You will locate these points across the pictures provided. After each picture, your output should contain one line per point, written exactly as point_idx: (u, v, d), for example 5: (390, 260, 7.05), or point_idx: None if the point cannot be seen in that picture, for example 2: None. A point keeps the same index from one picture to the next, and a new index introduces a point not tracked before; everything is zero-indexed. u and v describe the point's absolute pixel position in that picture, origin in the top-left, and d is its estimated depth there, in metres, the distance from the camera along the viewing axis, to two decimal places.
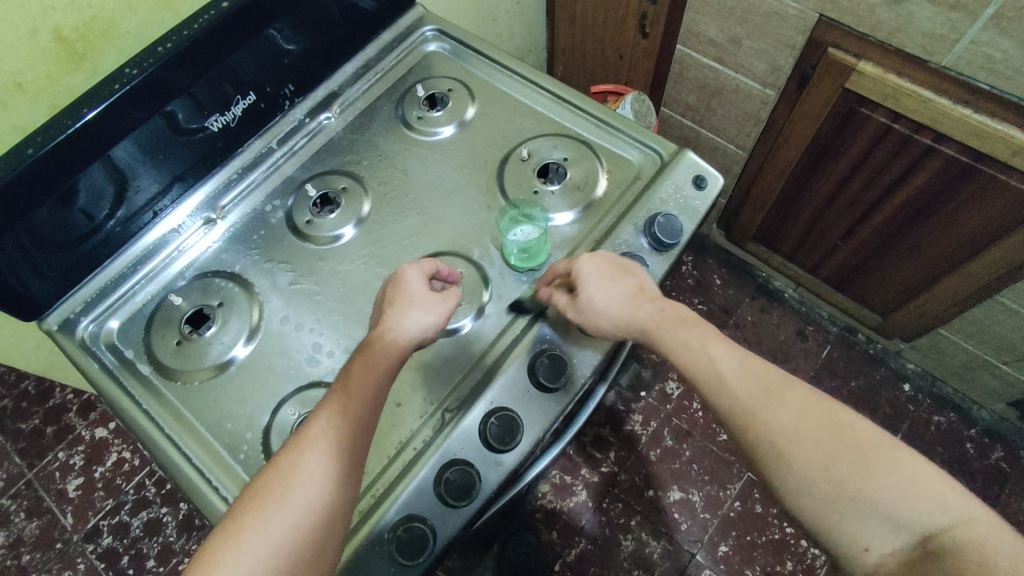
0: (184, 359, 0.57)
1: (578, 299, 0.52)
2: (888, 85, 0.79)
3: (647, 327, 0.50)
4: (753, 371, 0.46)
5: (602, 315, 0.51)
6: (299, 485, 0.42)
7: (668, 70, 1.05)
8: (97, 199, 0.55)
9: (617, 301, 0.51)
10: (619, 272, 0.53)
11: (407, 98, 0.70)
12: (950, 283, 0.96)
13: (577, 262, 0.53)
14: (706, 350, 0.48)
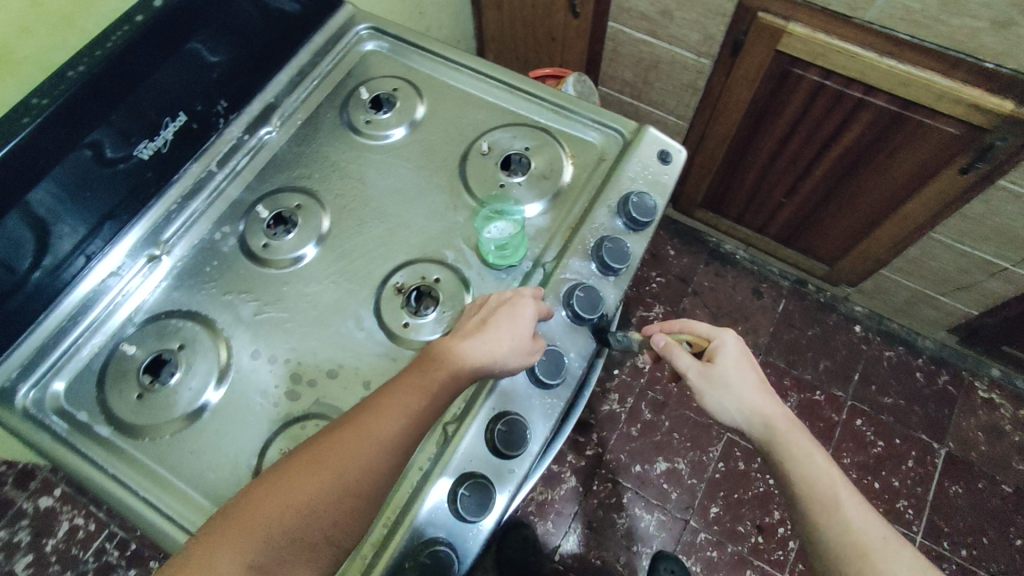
0: (149, 413, 0.52)
1: (711, 368, 0.57)
2: (817, 44, 0.81)
3: (772, 427, 0.55)
4: (869, 514, 0.49)
5: (729, 396, 0.56)
6: (321, 482, 0.41)
7: (602, 48, 1.05)
8: (17, 253, 0.48)
9: (749, 389, 0.56)
10: (754, 367, 0.58)
11: (351, 102, 0.66)
12: (889, 227, 1.02)
13: (722, 335, 0.58)
14: (822, 466, 0.52)
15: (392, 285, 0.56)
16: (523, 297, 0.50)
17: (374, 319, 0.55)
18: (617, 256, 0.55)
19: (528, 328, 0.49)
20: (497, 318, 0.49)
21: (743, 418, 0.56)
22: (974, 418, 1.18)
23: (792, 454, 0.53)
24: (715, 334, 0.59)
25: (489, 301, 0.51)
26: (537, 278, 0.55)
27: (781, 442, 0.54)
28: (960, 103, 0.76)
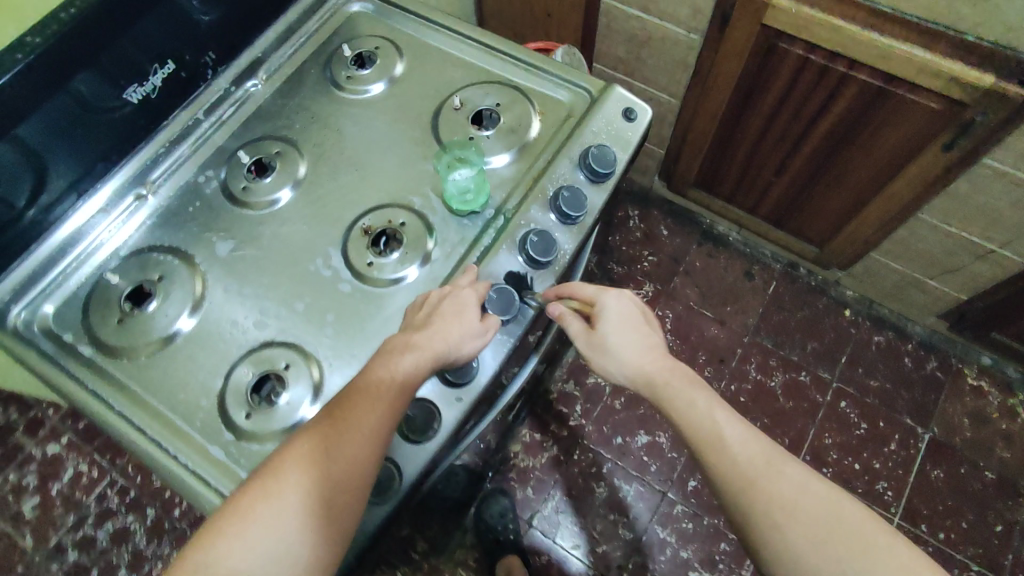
0: (128, 336, 0.56)
1: (594, 333, 0.56)
2: (801, 18, 0.82)
3: (653, 381, 0.54)
4: (753, 442, 0.50)
5: (614, 358, 0.56)
6: (338, 449, 0.44)
7: (596, 24, 1.07)
8: (14, 185, 0.52)
9: (633, 349, 0.55)
10: (641, 326, 0.57)
11: (334, 59, 0.69)
12: (876, 207, 1.02)
13: (603, 298, 0.57)
14: (704, 407, 0.52)
15: (360, 227, 0.59)
16: (461, 288, 0.53)
17: (341, 258, 0.58)
18: (574, 206, 0.57)
19: (475, 312, 0.52)
20: (443, 308, 0.51)
21: (630, 377, 0.56)
22: (960, 403, 1.17)
23: (676, 402, 0.53)
24: (599, 297, 0.57)
25: (432, 298, 0.53)
26: (496, 225, 0.58)
27: (681, 399, 0.53)
28: (939, 75, 0.77)
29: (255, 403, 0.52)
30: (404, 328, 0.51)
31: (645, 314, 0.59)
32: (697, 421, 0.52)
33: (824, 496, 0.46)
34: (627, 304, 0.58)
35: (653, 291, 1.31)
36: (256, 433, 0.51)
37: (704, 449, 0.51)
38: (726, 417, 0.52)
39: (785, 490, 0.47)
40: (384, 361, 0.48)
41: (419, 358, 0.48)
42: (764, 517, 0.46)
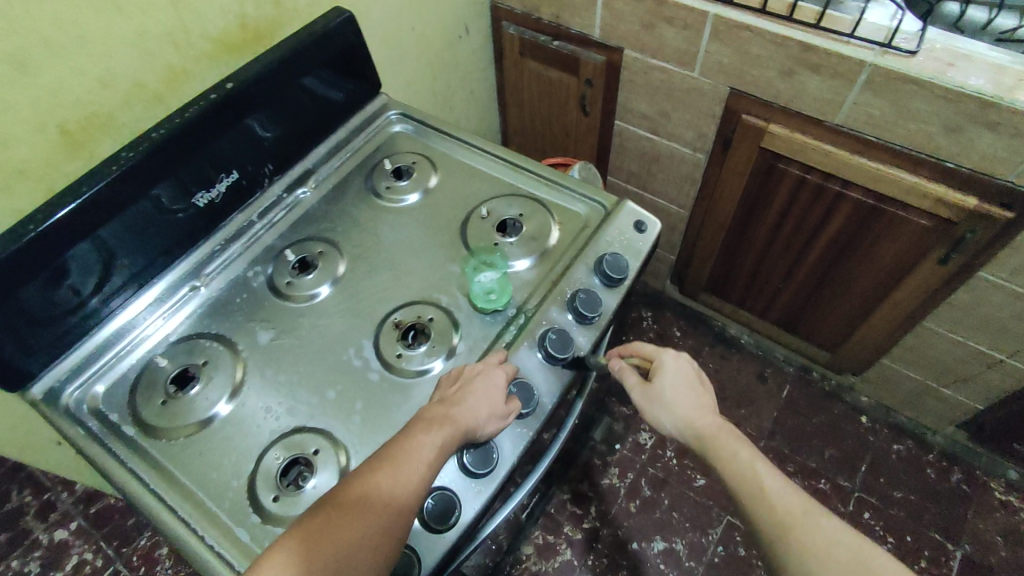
0: (169, 417, 0.59)
1: (650, 385, 0.61)
2: (795, 142, 0.91)
3: (705, 435, 0.56)
4: (793, 494, 0.50)
5: (667, 409, 0.59)
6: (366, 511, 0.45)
7: (610, 143, 1.18)
8: (86, 275, 0.60)
9: (686, 403, 0.59)
10: (697, 385, 0.61)
11: (376, 172, 0.78)
12: (883, 314, 1.06)
13: (662, 355, 0.63)
14: (744, 458, 0.53)
15: (391, 321, 0.64)
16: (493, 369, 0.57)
17: (372, 349, 0.63)
18: (589, 307, 0.62)
19: (503, 394, 0.56)
20: (474, 387, 0.55)
21: (681, 431, 0.58)
22: (990, 519, 1.13)
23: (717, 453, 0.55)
24: (657, 355, 0.63)
25: (466, 373, 0.57)
26: (518, 322, 0.63)
27: (724, 451, 0.54)
28: (927, 196, 0.84)
29: (283, 485, 0.55)
30: (434, 401, 0.55)
31: (702, 378, 0.63)
32: (740, 472, 0.52)
33: (868, 555, 0.45)
34: (682, 361, 0.63)
35: None
36: (281, 517, 0.53)
37: (746, 497, 0.51)
38: (770, 471, 0.52)
39: (823, 543, 0.46)
40: (418, 428, 0.51)
41: (446, 434, 0.51)
42: (799, 563, 0.46)
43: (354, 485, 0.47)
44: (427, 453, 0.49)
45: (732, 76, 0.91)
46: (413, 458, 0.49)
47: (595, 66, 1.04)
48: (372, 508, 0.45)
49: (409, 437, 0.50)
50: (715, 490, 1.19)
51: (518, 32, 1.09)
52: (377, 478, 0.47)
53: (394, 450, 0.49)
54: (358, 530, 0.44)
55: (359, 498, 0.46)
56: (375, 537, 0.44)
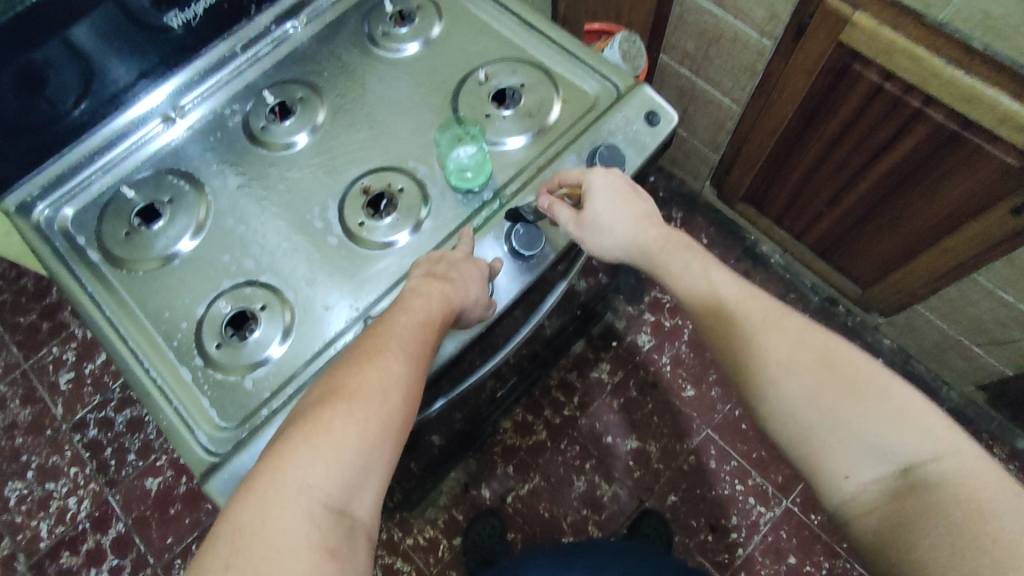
0: (132, 249, 0.59)
1: (584, 215, 0.55)
2: (880, 40, 0.75)
3: (649, 249, 0.58)
4: (749, 297, 0.52)
5: (606, 232, 0.57)
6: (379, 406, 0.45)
7: (669, 13, 1.01)
8: (64, 90, 0.57)
9: (624, 223, 0.56)
10: (630, 194, 0.56)
11: (375, 13, 0.69)
12: (929, 260, 0.95)
13: (590, 175, 0.55)
14: (698, 270, 0.55)
15: (359, 186, 0.60)
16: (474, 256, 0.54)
17: (336, 212, 0.59)
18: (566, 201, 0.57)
19: (481, 283, 0.53)
20: (462, 270, 0.53)
21: (625, 248, 0.58)
22: None
23: (669, 268, 0.56)
24: (584, 178, 0.56)
25: (449, 256, 0.54)
26: (491, 207, 0.57)
27: (674, 267, 0.56)
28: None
29: (227, 335, 0.55)
30: (420, 277, 0.52)
31: (633, 182, 0.57)
32: (694, 284, 0.55)
33: (824, 345, 0.47)
34: (610, 171, 0.56)
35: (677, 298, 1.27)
36: (222, 364, 0.54)
37: (705, 312, 0.54)
38: (723, 276, 0.55)
39: (784, 348, 0.48)
40: (414, 299, 0.50)
41: (444, 311, 0.50)
42: (766, 374, 0.49)
43: (358, 371, 0.46)
44: (422, 329, 0.49)
45: None
46: (414, 345, 0.48)
47: None
48: (380, 392, 0.45)
49: (400, 310, 0.50)
50: (702, 403, 1.18)
51: None
52: (381, 364, 0.46)
53: (394, 337, 0.48)
54: (368, 414, 0.44)
55: (366, 384, 0.45)
56: (385, 422, 0.44)
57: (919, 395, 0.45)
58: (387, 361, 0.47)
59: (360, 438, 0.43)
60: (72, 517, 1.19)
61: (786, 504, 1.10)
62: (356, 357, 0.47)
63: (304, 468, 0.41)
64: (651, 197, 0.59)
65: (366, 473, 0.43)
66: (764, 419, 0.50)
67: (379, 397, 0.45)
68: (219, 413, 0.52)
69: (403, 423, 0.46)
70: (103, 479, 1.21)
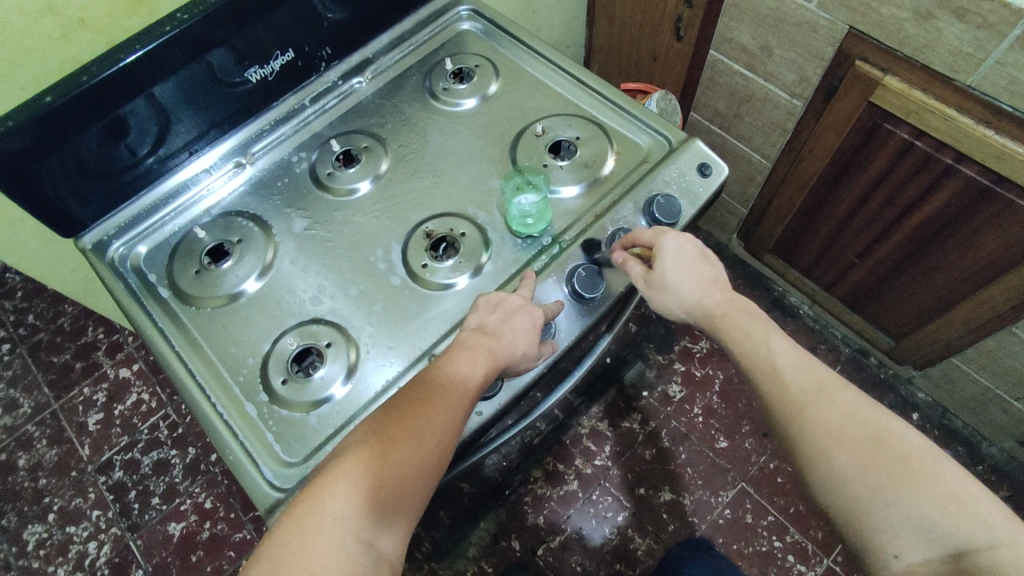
0: (201, 287, 0.61)
1: (654, 272, 0.57)
2: (912, 101, 0.79)
3: (713, 313, 0.57)
4: (805, 367, 0.53)
5: (672, 294, 0.58)
6: (417, 444, 0.46)
7: (700, 75, 1.07)
8: (142, 136, 0.61)
9: (690, 285, 0.58)
10: (698, 259, 0.59)
11: (436, 71, 0.73)
12: (964, 311, 0.96)
13: (661, 240, 0.57)
14: (759, 341, 0.55)
15: (422, 230, 0.62)
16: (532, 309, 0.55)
17: (399, 254, 0.62)
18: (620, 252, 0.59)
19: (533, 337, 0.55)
20: (513, 322, 0.54)
21: (690, 312, 0.59)
22: None
23: (731, 337, 0.56)
24: (657, 240, 0.57)
25: (506, 304, 0.55)
26: (551, 251, 0.60)
27: (736, 336, 0.56)
28: None
29: (293, 371, 0.56)
30: (473, 328, 0.54)
31: (703, 249, 0.60)
32: (753, 353, 0.55)
33: (875, 421, 0.48)
34: (681, 235, 0.58)
35: (707, 348, 1.28)
36: (287, 400, 0.55)
37: (759, 377, 0.54)
38: (783, 345, 0.54)
39: (834, 421, 0.49)
40: (460, 351, 0.52)
41: (489, 366, 0.51)
42: (816, 443, 0.49)
43: (396, 414, 0.48)
44: (470, 379, 0.50)
45: (855, 12, 0.79)
46: (456, 388, 0.50)
47: None
48: (416, 436, 0.47)
49: (447, 362, 0.51)
50: (736, 455, 1.16)
51: None
52: (420, 408, 0.48)
53: (436, 383, 0.50)
54: (404, 457, 0.45)
55: (405, 425, 0.47)
56: (418, 464, 0.46)
57: (976, 480, 0.45)
58: (426, 408, 0.48)
59: (392, 478, 0.44)
60: (91, 562, 1.16)
61: (828, 563, 1.07)
62: (396, 401, 0.49)
63: (338, 500, 0.42)
64: (716, 265, 0.60)
65: (394, 513, 0.43)
66: (811, 489, 0.49)
67: (416, 441, 0.46)
68: (284, 448, 0.53)
69: (436, 467, 0.47)
70: (125, 524, 1.19)
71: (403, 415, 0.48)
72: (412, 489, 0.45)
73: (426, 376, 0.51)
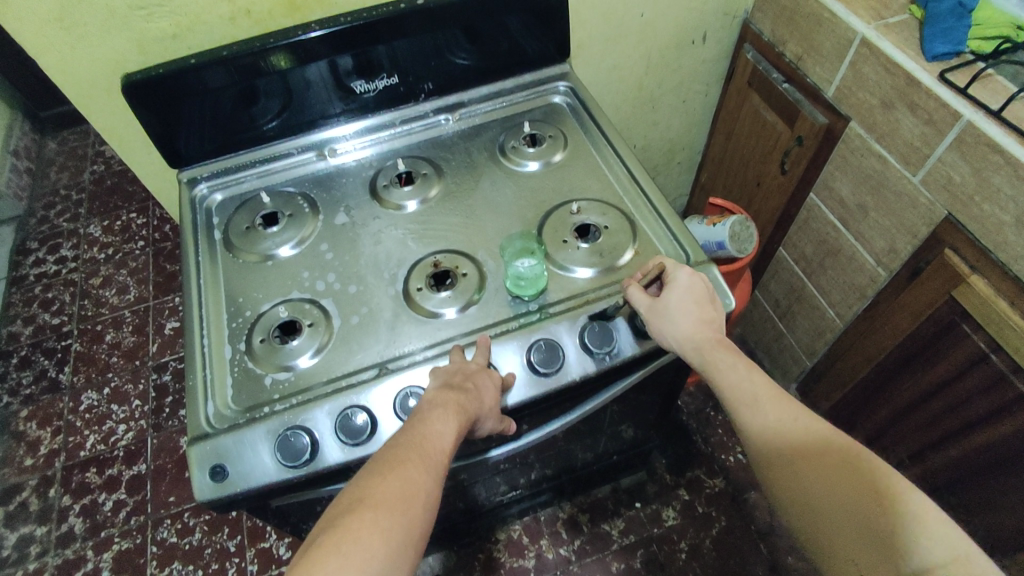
0: (244, 240, 0.71)
1: (659, 301, 0.58)
2: (993, 310, 0.72)
3: (704, 349, 0.56)
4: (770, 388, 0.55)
5: (672, 327, 0.57)
6: (402, 508, 0.44)
7: (796, 213, 1.04)
8: (266, 110, 0.74)
9: (691, 319, 0.58)
10: (706, 299, 0.59)
11: (514, 130, 0.80)
12: (1010, 565, 0.83)
13: (677, 270, 0.60)
14: (733, 368, 0.56)
15: (432, 259, 0.67)
16: (489, 371, 0.57)
17: (405, 273, 0.67)
18: (598, 342, 0.59)
19: (495, 398, 0.56)
20: (478, 380, 0.55)
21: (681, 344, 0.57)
22: None
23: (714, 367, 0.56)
24: (672, 269, 0.60)
25: (467, 367, 0.57)
26: (531, 316, 0.62)
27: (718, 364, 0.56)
28: None
29: (272, 335, 0.63)
30: (438, 387, 0.54)
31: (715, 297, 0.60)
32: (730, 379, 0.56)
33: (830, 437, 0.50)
34: (699, 275, 0.60)
35: (720, 487, 1.19)
36: (258, 357, 0.62)
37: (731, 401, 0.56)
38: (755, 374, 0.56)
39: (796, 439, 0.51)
40: (433, 413, 0.51)
41: (460, 420, 0.51)
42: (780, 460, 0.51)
43: (381, 480, 0.46)
44: (445, 440, 0.50)
45: (956, 200, 0.74)
46: (432, 451, 0.49)
47: (812, 126, 0.91)
48: (404, 502, 0.45)
49: (423, 424, 0.51)
50: None
51: (755, 60, 0.99)
52: (406, 474, 0.46)
53: (416, 446, 0.49)
54: (392, 523, 0.43)
55: (389, 493, 0.45)
56: (407, 528, 0.44)
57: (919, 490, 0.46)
58: (410, 473, 0.47)
59: (384, 546, 0.42)
60: (114, 441, 1.32)
61: None
62: (379, 465, 0.47)
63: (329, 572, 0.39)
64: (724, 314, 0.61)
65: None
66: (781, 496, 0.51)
67: (402, 506, 0.44)
68: (233, 395, 0.60)
69: (424, 530, 0.45)
70: (152, 421, 1.35)
71: (382, 482, 0.46)
72: (405, 553, 0.43)
73: (393, 444, 0.49)
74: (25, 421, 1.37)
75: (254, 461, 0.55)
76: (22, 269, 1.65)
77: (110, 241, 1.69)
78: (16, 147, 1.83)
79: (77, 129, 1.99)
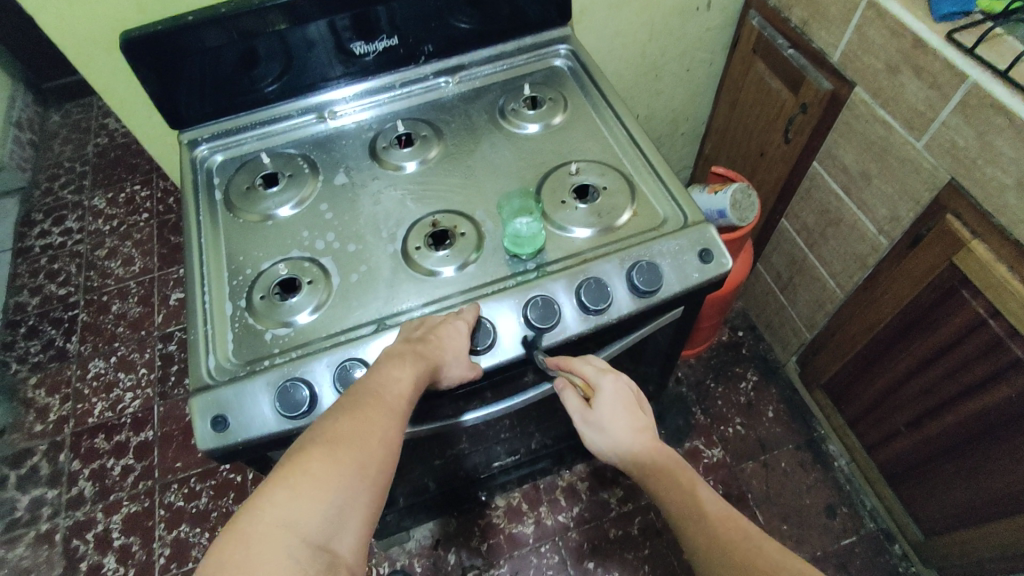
0: (244, 200, 0.72)
1: (590, 411, 0.60)
2: (994, 275, 0.72)
3: (637, 458, 0.57)
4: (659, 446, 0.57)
5: (603, 437, 0.60)
6: (357, 446, 0.45)
7: (799, 183, 1.03)
8: (265, 72, 0.74)
9: (622, 428, 0.58)
10: (635, 406, 0.60)
11: (514, 93, 0.79)
12: (1004, 531, 0.84)
13: (602, 381, 0.60)
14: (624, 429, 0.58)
15: (431, 219, 0.68)
16: (457, 320, 0.57)
17: (404, 233, 0.68)
18: (594, 299, 0.60)
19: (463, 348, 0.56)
20: (441, 331, 0.55)
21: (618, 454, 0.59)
22: None
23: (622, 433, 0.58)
24: (596, 379, 0.60)
25: (430, 321, 0.57)
26: (529, 274, 0.62)
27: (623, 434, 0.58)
28: None
29: (273, 291, 0.64)
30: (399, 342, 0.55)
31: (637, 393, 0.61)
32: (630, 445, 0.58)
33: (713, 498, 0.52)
34: (621, 379, 0.61)
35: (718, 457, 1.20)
36: (259, 313, 0.63)
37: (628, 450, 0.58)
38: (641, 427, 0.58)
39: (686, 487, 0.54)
40: (391, 362, 0.51)
41: (419, 367, 0.52)
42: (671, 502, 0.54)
43: (337, 420, 0.47)
44: (402, 385, 0.50)
45: (959, 164, 0.73)
46: (392, 396, 0.49)
47: (816, 92, 0.90)
48: (360, 440, 0.46)
49: (380, 371, 0.51)
50: None
51: (761, 26, 0.98)
52: (365, 416, 0.47)
53: (376, 391, 0.49)
54: (346, 459, 0.44)
55: (346, 431, 0.46)
56: (362, 461, 0.45)
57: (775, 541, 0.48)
58: (368, 414, 0.48)
59: (339, 477, 0.43)
60: (122, 408, 1.35)
61: None
62: (340, 407, 0.48)
63: (279, 501, 0.41)
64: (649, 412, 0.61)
65: (346, 511, 0.43)
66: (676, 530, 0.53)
67: (358, 444, 0.45)
68: (235, 349, 0.61)
69: (383, 469, 0.46)
70: (158, 389, 1.37)
71: (342, 422, 0.47)
72: (359, 488, 0.44)
73: (356, 387, 0.50)
74: (34, 388, 1.39)
75: (255, 411, 0.56)
76: (28, 240, 1.66)
77: (115, 213, 1.70)
78: (20, 119, 1.84)
79: (81, 102, 1.99)
